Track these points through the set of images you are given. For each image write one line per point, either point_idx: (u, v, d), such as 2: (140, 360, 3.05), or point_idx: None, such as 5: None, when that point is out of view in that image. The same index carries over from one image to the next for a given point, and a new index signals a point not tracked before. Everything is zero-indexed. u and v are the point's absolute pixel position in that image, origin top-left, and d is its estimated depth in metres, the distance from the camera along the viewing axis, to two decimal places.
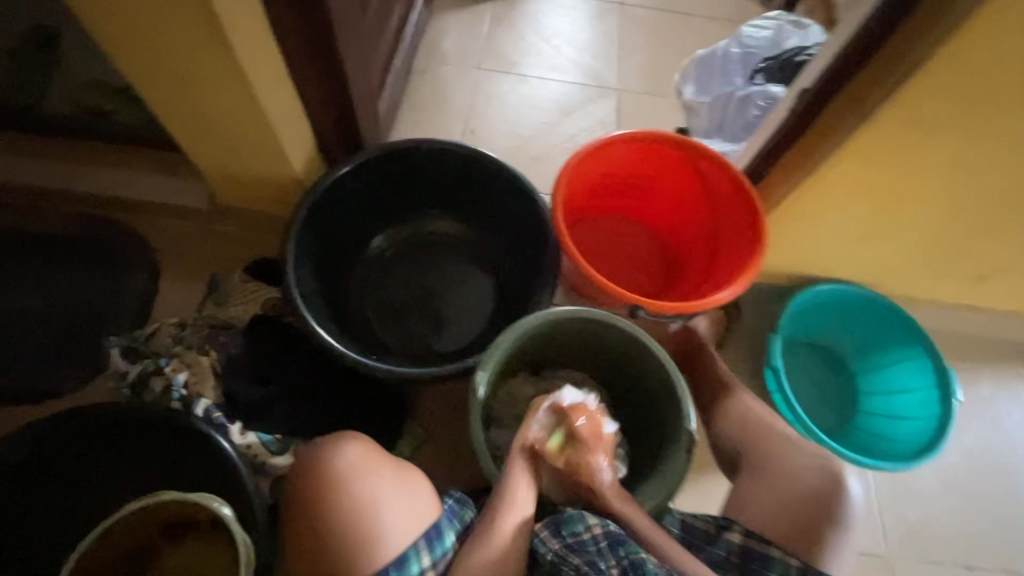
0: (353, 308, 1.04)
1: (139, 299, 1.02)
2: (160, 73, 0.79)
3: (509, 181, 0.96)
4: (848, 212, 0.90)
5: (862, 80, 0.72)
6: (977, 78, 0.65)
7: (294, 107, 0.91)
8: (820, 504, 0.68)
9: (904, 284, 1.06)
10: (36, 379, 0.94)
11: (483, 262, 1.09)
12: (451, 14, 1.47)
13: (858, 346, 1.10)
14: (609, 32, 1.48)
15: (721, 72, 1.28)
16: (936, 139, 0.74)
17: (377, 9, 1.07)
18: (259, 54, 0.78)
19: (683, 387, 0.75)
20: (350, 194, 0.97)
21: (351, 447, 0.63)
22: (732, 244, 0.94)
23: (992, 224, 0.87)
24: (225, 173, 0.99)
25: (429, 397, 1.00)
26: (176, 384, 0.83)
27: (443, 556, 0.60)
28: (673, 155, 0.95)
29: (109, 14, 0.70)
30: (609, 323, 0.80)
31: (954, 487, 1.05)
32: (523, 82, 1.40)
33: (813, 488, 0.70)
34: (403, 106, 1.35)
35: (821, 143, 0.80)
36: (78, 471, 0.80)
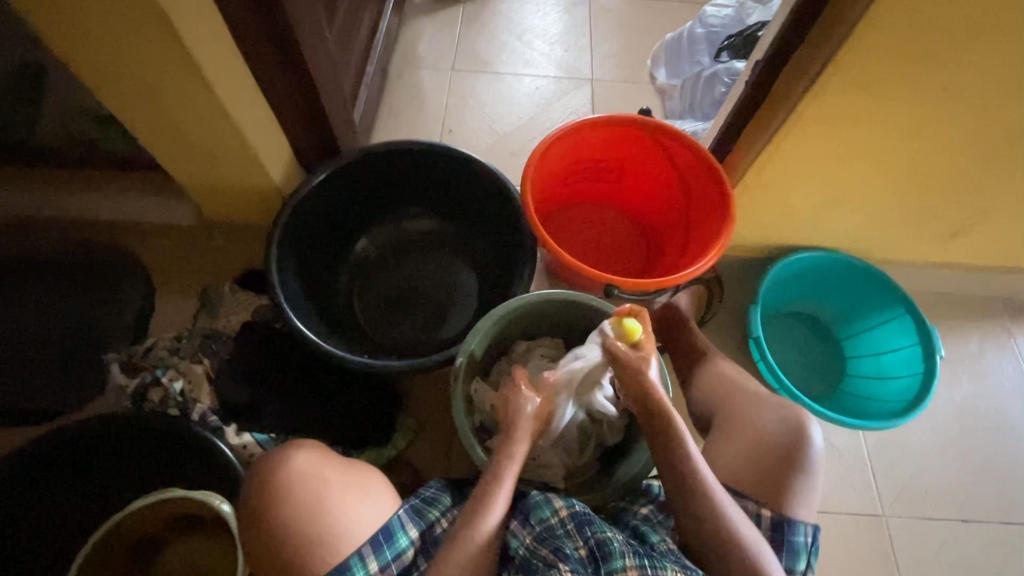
0: (341, 310, 1.07)
1: (137, 314, 1.04)
2: (135, 95, 0.82)
3: (483, 175, 0.98)
4: (816, 176, 0.91)
5: (808, 47, 0.74)
6: (919, 33, 0.67)
7: (269, 120, 0.94)
8: (784, 452, 0.70)
9: (880, 246, 1.07)
10: (41, 397, 0.97)
11: (465, 257, 1.12)
12: (423, 18, 1.50)
13: (842, 310, 1.11)
14: (579, 24, 1.50)
15: (689, 52, 1.34)
16: (886, 97, 0.75)
17: (345, 19, 1.10)
18: (229, 68, 0.81)
19: (658, 358, 0.78)
20: (329, 198, 1.00)
21: (302, 456, 0.67)
22: (702, 219, 0.96)
23: (956, 179, 0.89)
24: (208, 188, 1.02)
25: (421, 390, 1.03)
26: (171, 392, 0.87)
27: (397, 558, 0.65)
28: (640, 135, 0.97)
29: (81, 42, 0.73)
30: (583, 304, 0.83)
31: (947, 442, 1.05)
32: (497, 78, 1.43)
33: (777, 438, 0.71)
34: (381, 112, 1.38)
35: (779, 110, 0.82)
36: (84, 481, 0.84)
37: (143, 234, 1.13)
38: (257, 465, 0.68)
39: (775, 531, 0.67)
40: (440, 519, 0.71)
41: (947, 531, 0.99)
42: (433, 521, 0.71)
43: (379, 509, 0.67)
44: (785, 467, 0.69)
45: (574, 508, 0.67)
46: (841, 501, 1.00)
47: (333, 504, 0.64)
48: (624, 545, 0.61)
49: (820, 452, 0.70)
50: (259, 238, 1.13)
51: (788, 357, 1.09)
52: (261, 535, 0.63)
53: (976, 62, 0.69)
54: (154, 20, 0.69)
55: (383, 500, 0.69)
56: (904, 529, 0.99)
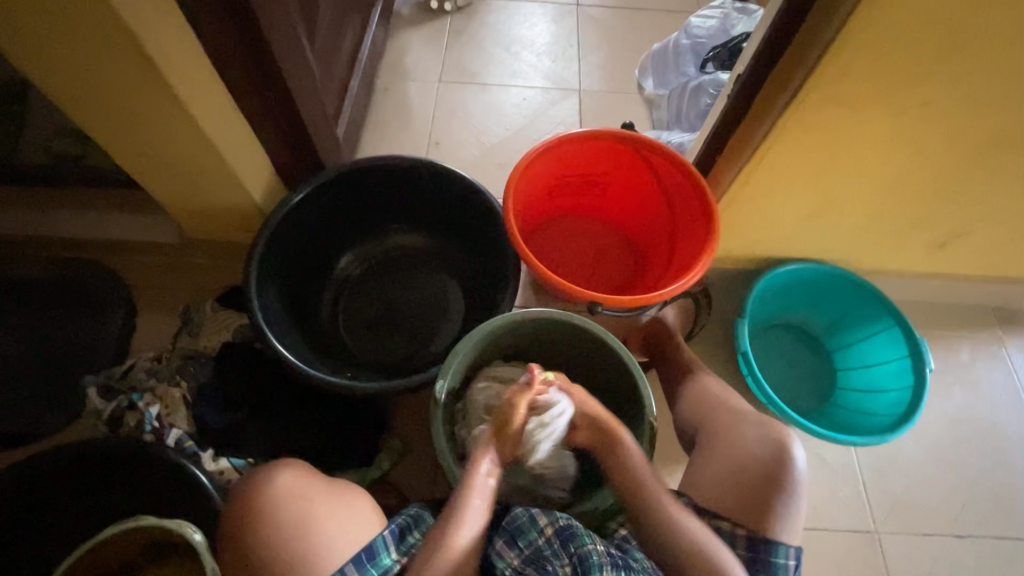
0: (324, 328, 1.05)
1: (118, 336, 1.03)
2: (109, 117, 0.81)
3: (466, 191, 0.97)
4: (801, 189, 0.90)
5: (789, 61, 0.74)
6: (898, 48, 0.66)
7: (248, 138, 0.93)
8: (765, 472, 0.68)
9: (868, 257, 1.06)
10: (19, 421, 0.96)
11: (451, 273, 1.10)
12: (409, 30, 1.49)
13: (831, 321, 1.10)
14: (566, 35, 1.50)
15: (675, 63, 1.34)
16: (869, 111, 0.75)
17: (327, 34, 1.09)
18: (204, 88, 0.80)
19: (641, 377, 0.77)
20: (310, 216, 0.98)
21: (284, 475, 0.66)
22: (688, 233, 0.95)
23: (941, 190, 0.88)
24: (190, 206, 1.01)
25: (406, 409, 1.02)
26: (148, 417, 0.85)
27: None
28: (623, 149, 0.96)
29: (52, 67, 0.72)
30: (566, 322, 0.82)
31: (939, 455, 1.04)
32: (484, 91, 1.42)
33: (759, 457, 0.70)
34: (367, 125, 1.37)
35: (762, 124, 0.81)
36: (60, 509, 0.82)
37: (125, 252, 1.12)
38: (234, 493, 0.67)
39: (752, 552, 0.65)
40: (423, 541, 0.66)
41: (941, 546, 0.98)
42: (415, 544, 0.66)
43: (363, 529, 0.65)
44: (766, 486, 0.67)
45: (559, 522, 0.64)
46: (833, 517, 0.98)
47: (318, 524, 0.62)
48: (607, 560, 0.60)
49: (804, 470, 0.69)
50: (242, 255, 1.12)
51: (777, 370, 1.08)
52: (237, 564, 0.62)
53: (957, 76, 0.69)
54: (124, 43, 0.68)
55: (369, 518, 0.67)
56: (896, 545, 0.97)
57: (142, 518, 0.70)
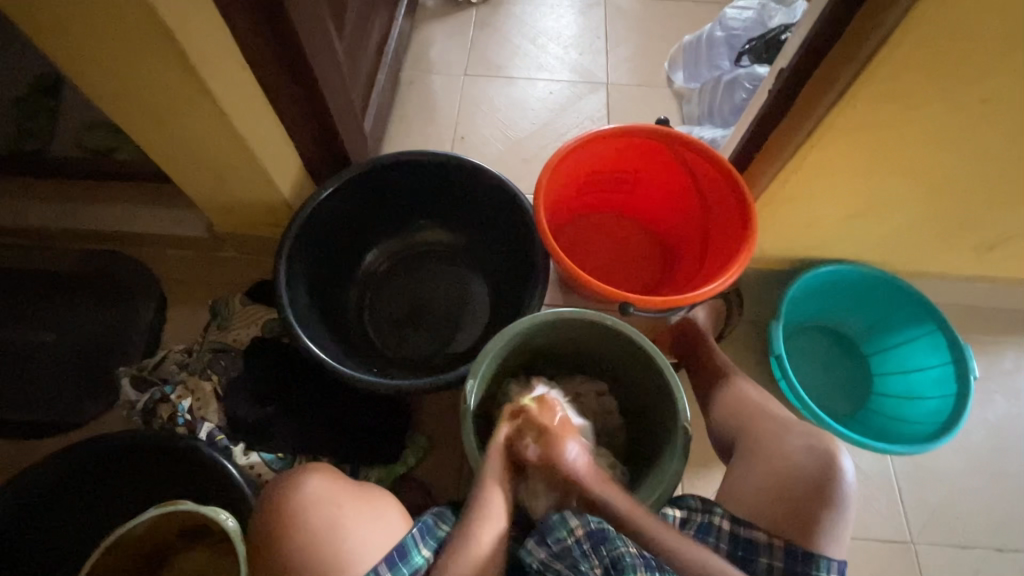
0: (351, 323, 1.05)
1: (149, 328, 1.05)
2: (142, 113, 0.81)
3: (495, 186, 0.96)
4: (843, 189, 0.87)
5: (838, 53, 0.70)
6: (958, 42, 0.63)
7: (277, 133, 0.92)
8: (811, 483, 0.67)
9: (910, 259, 1.02)
10: (56, 410, 0.98)
11: (477, 269, 1.10)
12: (434, 23, 1.47)
13: (868, 325, 1.06)
14: (593, 27, 1.47)
15: (708, 56, 1.29)
16: (922, 108, 0.71)
17: (355, 27, 1.09)
18: (236, 82, 0.80)
19: (676, 381, 0.74)
20: (338, 211, 0.98)
21: (310, 480, 0.66)
22: (722, 232, 0.93)
23: (994, 191, 0.84)
24: (219, 200, 1.01)
25: (431, 405, 1.01)
26: (181, 410, 0.86)
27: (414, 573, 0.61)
28: (656, 146, 0.93)
29: (89, 63, 0.72)
30: (597, 323, 0.80)
31: (981, 466, 1.00)
32: (510, 85, 1.40)
33: (804, 467, 0.68)
34: (392, 119, 1.36)
35: (805, 121, 0.78)
36: (94, 497, 0.84)
37: (156, 245, 1.14)
38: (269, 488, 0.67)
39: (788, 565, 0.63)
40: (451, 536, 0.67)
41: (981, 559, 0.94)
42: (444, 538, 0.67)
43: (392, 531, 0.66)
44: (812, 499, 0.66)
45: (590, 525, 0.63)
46: (867, 526, 0.96)
47: (343, 527, 0.62)
48: (639, 563, 0.60)
49: (851, 483, 0.67)
50: (269, 250, 1.13)
51: (810, 373, 1.05)
52: (265, 566, 0.62)
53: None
54: (159, 39, 0.68)
55: (396, 525, 0.66)
56: (934, 556, 0.94)
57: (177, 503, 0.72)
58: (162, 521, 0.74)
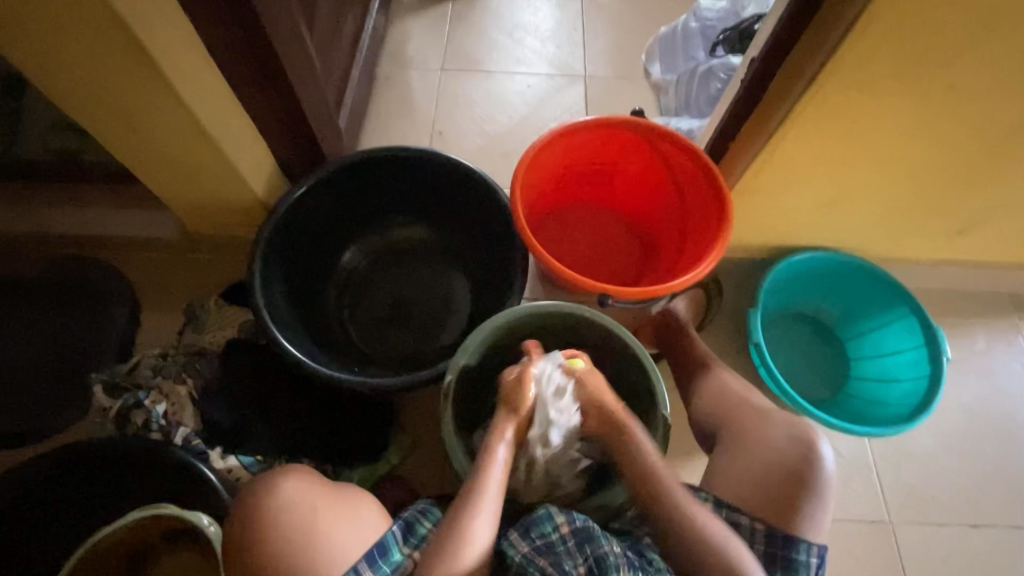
0: (330, 322, 1.04)
1: (122, 332, 1.03)
2: (108, 114, 0.79)
3: (472, 181, 0.95)
4: (816, 178, 0.88)
5: (807, 42, 0.71)
6: (921, 31, 0.63)
7: (249, 131, 0.91)
8: (793, 470, 0.68)
9: (883, 245, 1.04)
10: (26, 419, 0.96)
11: (458, 265, 1.09)
12: (410, 18, 1.46)
13: (844, 310, 1.08)
14: (570, 20, 1.47)
15: (683, 48, 1.31)
16: (890, 95, 0.72)
17: (326, 22, 1.07)
18: (203, 82, 0.78)
19: (655, 371, 0.74)
20: (314, 209, 0.97)
21: (292, 481, 0.65)
22: (699, 222, 0.94)
23: (962, 177, 0.85)
24: (190, 200, 0.99)
25: (415, 403, 1.01)
26: (155, 415, 0.84)
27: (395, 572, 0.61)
28: (631, 137, 0.93)
29: (49, 64, 0.70)
30: (577, 315, 0.80)
31: (955, 445, 1.03)
32: (487, 80, 1.39)
33: (785, 454, 0.69)
34: (369, 115, 1.35)
35: (776, 111, 0.79)
36: (68, 506, 0.82)
37: (128, 248, 1.11)
38: (246, 490, 0.66)
39: (769, 547, 0.64)
40: (433, 530, 0.66)
41: (955, 536, 0.97)
42: (426, 534, 0.66)
43: (369, 532, 0.65)
44: (793, 485, 0.67)
45: (576, 522, 0.63)
46: (846, 508, 0.97)
47: (320, 533, 0.62)
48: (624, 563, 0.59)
49: (831, 470, 0.68)
50: (244, 249, 1.11)
51: (789, 360, 1.06)
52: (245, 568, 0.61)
53: (989, 55, 0.66)
54: (118, 36, 0.66)
55: (374, 521, 0.66)
56: (911, 535, 0.96)
57: (163, 508, 0.71)
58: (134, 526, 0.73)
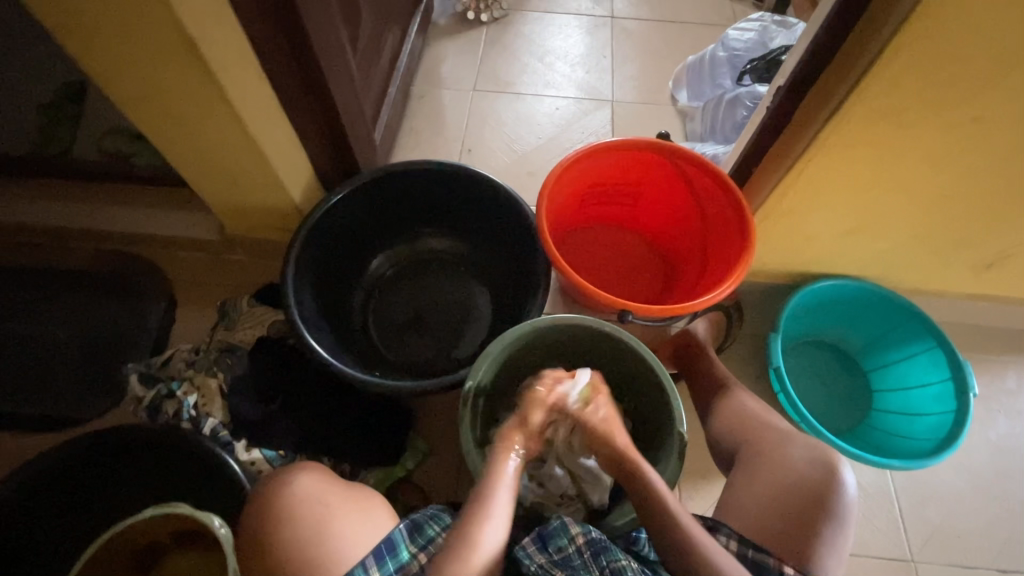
0: (354, 327, 1.07)
1: (158, 327, 1.08)
2: (165, 121, 0.85)
3: (500, 197, 0.99)
4: (841, 206, 0.89)
5: (833, 72, 0.73)
6: (946, 63, 0.65)
7: (291, 142, 0.96)
8: (815, 494, 0.67)
9: (909, 275, 1.03)
10: (65, 406, 1.01)
11: (481, 278, 1.12)
12: (446, 41, 1.52)
13: (869, 340, 1.07)
14: (600, 46, 1.51)
15: (710, 76, 1.34)
16: (918, 123, 0.72)
17: (368, 41, 1.13)
18: (253, 93, 0.83)
19: (672, 388, 0.75)
20: (347, 217, 1.01)
21: (303, 479, 0.67)
22: (721, 245, 0.95)
23: (991, 210, 0.85)
24: (231, 205, 1.05)
25: (432, 410, 1.02)
26: (186, 406, 0.87)
27: (401, 570, 0.61)
28: (656, 160, 0.96)
29: (117, 72, 0.76)
30: (597, 329, 0.81)
31: (983, 486, 0.99)
32: (517, 102, 1.43)
33: (808, 478, 0.69)
34: (402, 132, 1.40)
35: (799, 137, 0.80)
36: (95, 487, 0.85)
37: (170, 247, 1.17)
38: (265, 483, 0.69)
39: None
40: (441, 535, 0.66)
41: None
42: (433, 537, 0.66)
43: (378, 529, 0.66)
44: (814, 509, 0.66)
45: (591, 534, 0.63)
46: (866, 544, 0.95)
47: (332, 525, 0.64)
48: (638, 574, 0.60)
49: (853, 497, 0.67)
50: (278, 253, 1.16)
51: (810, 389, 1.05)
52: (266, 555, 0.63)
53: (1017, 87, 0.66)
54: (180, 46, 0.71)
55: (383, 523, 0.67)
56: None
57: (178, 506, 0.72)
58: (159, 521, 0.74)
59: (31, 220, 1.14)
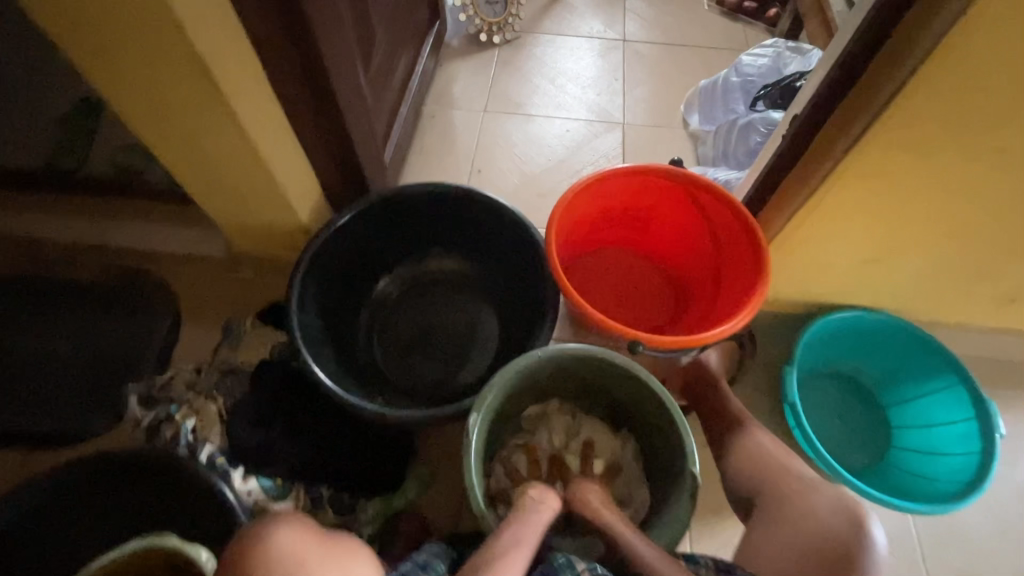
0: (358, 349, 1.05)
1: (161, 345, 1.06)
2: (174, 140, 0.84)
3: (509, 221, 0.97)
4: (859, 237, 0.86)
5: (854, 101, 0.71)
6: (973, 95, 0.63)
7: (300, 162, 0.95)
8: (844, 551, 0.66)
9: (929, 308, 1.00)
10: (62, 424, 0.99)
11: (488, 301, 1.10)
12: (458, 62, 1.53)
13: (887, 374, 1.04)
14: (611, 69, 1.51)
15: (723, 100, 1.33)
16: (943, 155, 0.70)
17: (380, 62, 1.13)
18: (262, 113, 0.82)
19: (684, 425, 0.72)
20: (353, 238, 1.00)
21: (281, 535, 0.58)
22: (734, 274, 0.92)
23: (1017, 244, 0.82)
24: (240, 224, 1.04)
25: (436, 437, 1.00)
26: (183, 429, 0.85)
27: None
28: (668, 186, 0.94)
29: (127, 91, 0.76)
30: (606, 360, 0.79)
31: (1011, 531, 0.95)
32: (528, 123, 1.43)
33: (836, 533, 0.67)
34: (412, 151, 1.40)
35: (818, 166, 0.78)
36: (86, 513, 0.82)
37: (176, 264, 1.16)
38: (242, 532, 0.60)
39: None
40: None
41: None
42: None
43: None
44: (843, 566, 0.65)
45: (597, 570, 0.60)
46: None
47: None
48: None
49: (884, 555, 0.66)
50: (284, 271, 1.15)
51: (826, 423, 1.02)
52: None
53: None
54: (190, 68, 0.70)
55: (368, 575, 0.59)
56: None
57: (162, 538, 0.67)
58: (139, 557, 0.69)
59: (41, 234, 1.14)
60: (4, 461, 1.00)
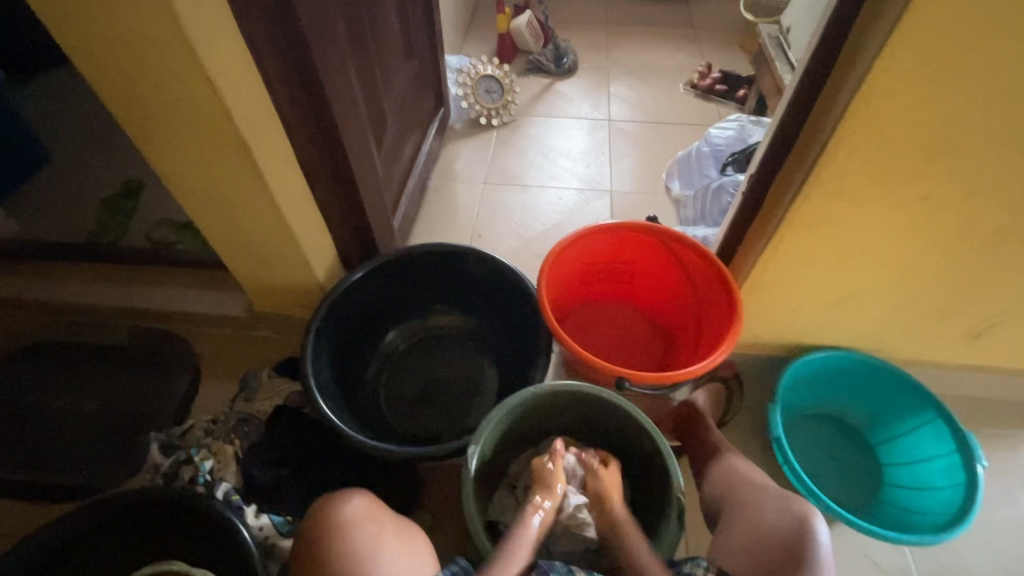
0: (367, 397, 1.12)
1: (181, 399, 1.14)
2: (212, 210, 0.97)
3: (505, 276, 1.07)
4: (820, 280, 0.95)
5: (794, 163, 0.83)
6: (890, 154, 0.74)
7: (319, 227, 1.08)
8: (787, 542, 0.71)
9: (901, 347, 1.07)
10: (84, 477, 1.04)
11: (487, 352, 1.18)
12: (461, 142, 1.71)
13: (871, 413, 1.08)
14: (598, 144, 1.69)
15: (698, 167, 1.50)
16: (877, 207, 0.81)
17: (391, 143, 1.30)
18: (290, 186, 0.95)
19: (670, 455, 0.77)
20: (365, 294, 1.10)
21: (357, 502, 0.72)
22: (713, 317, 1.01)
23: (962, 283, 0.91)
24: (262, 285, 1.15)
25: (438, 483, 1.04)
26: (202, 470, 0.89)
27: None
28: (647, 240, 1.05)
29: (180, 170, 0.90)
30: (595, 396, 0.85)
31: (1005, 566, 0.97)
32: (524, 193, 1.58)
33: (777, 526, 0.73)
34: (418, 219, 1.54)
35: (774, 217, 0.89)
36: (104, 558, 0.86)
37: (200, 324, 1.26)
38: (313, 509, 0.72)
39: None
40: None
41: None
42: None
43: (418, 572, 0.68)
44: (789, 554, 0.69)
45: None
46: None
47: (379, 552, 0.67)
48: None
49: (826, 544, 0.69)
50: (299, 328, 1.24)
51: (818, 462, 1.05)
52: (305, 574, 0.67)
53: (957, 172, 0.74)
54: (234, 150, 0.84)
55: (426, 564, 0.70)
56: None
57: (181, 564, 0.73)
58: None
59: (77, 301, 1.24)
60: (26, 514, 1.05)
